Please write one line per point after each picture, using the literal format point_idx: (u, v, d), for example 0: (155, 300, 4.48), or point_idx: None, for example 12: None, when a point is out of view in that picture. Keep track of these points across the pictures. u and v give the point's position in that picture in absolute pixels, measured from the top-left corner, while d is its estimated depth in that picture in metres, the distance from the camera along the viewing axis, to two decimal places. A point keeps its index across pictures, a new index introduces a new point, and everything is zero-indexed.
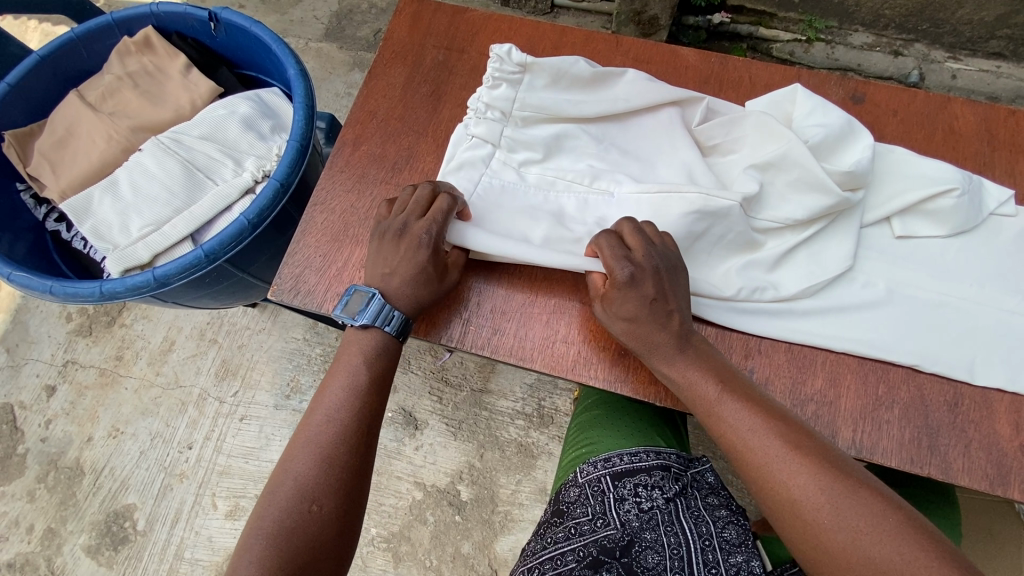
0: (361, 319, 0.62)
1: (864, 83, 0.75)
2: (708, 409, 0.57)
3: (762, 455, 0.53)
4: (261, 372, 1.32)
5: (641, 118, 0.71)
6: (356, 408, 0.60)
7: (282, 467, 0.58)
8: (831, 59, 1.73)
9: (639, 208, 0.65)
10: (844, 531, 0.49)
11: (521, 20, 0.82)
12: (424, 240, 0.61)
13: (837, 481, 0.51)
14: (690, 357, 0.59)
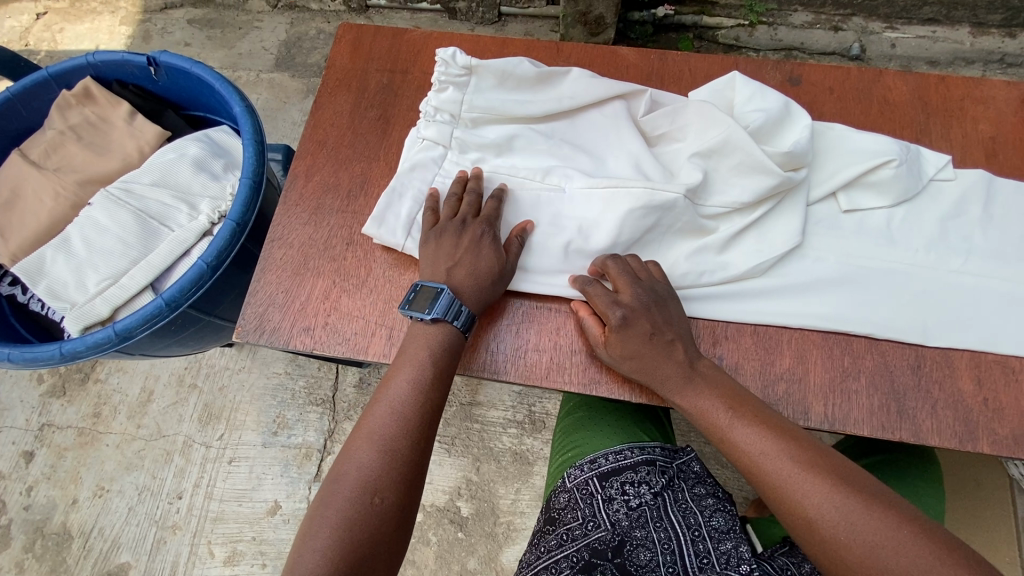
0: (432, 314, 0.61)
1: (799, 64, 0.77)
2: (719, 432, 0.59)
3: (777, 476, 0.55)
4: (245, 413, 1.30)
5: (587, 113, 0.71)
6: (423, 402, 0.59)
7: (344, 457, 0.56)
8: (775, 41, 1.79)
9: (590, 203, 0.66)
10: (867, 549, 0.49)
11: (461, 36, 0.82)
12: (485, 233, 0.64)
13: (855, 497, 0.51)
14: (696, 382, 0.60)
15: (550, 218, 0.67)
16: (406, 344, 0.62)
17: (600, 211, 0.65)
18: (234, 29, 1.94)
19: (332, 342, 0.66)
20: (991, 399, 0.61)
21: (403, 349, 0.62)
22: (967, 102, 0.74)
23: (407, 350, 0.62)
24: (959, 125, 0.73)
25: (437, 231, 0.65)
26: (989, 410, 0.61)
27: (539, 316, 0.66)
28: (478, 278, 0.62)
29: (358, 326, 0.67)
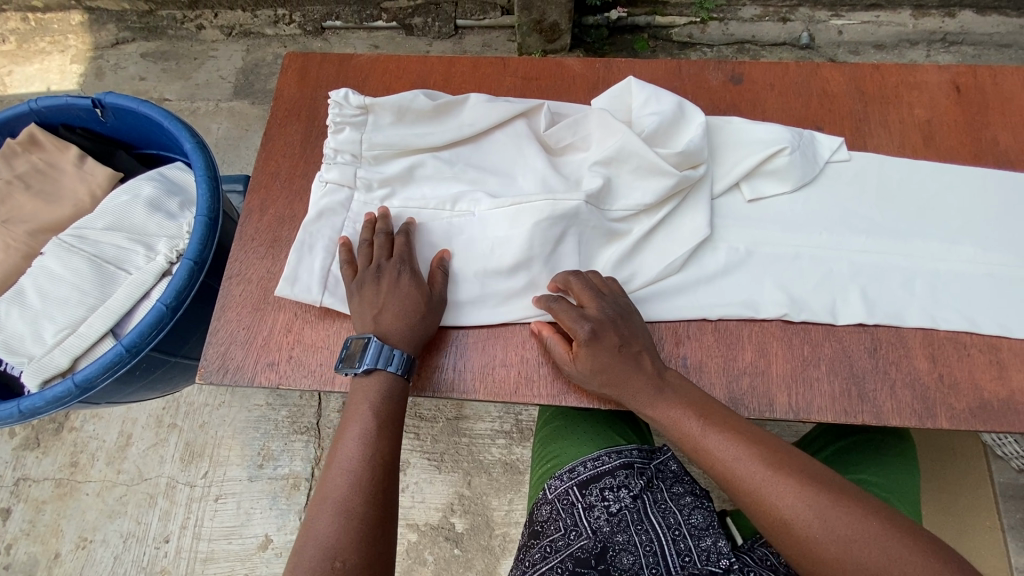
0: (365, 365, 0.62)
1: (739, 63, 0.79)
2: (692, 440, 0.59)
3: (750, 480, 0.56)
4: (228, 448, 1.27)
5: (491, 136, 0.75)
6: (376, 460, 0.60)
7: (309, 524, 0.56)
8: (727, 36, 1.83)
9: (498, 222, 0.69)
10: (840, 546, 0.51)
11: (408, 57, 0.82)
12: (404, 272, 0.66)
13: (824, 497, 0.53)
14: (667, 393, 0.61)
15: (464, 239, 0.69)
16: (350, 404, 0.63)
17: (507, 229, 0.69)
18: (189, 59, 1.92)
19: (298, 375, 0.66)
20: (946, 375, 0.63)
21: (349, 407, 0.63)
22: (902, 88, 0.76)
23: (354, 408, 0.63)
24: (896, 111, 0.75)
25: (357, 280, 0.66)
26: (945, 386, 0.63)
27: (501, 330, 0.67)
28: (407, 312, 0.64)
29: (323, 356, 0.66)
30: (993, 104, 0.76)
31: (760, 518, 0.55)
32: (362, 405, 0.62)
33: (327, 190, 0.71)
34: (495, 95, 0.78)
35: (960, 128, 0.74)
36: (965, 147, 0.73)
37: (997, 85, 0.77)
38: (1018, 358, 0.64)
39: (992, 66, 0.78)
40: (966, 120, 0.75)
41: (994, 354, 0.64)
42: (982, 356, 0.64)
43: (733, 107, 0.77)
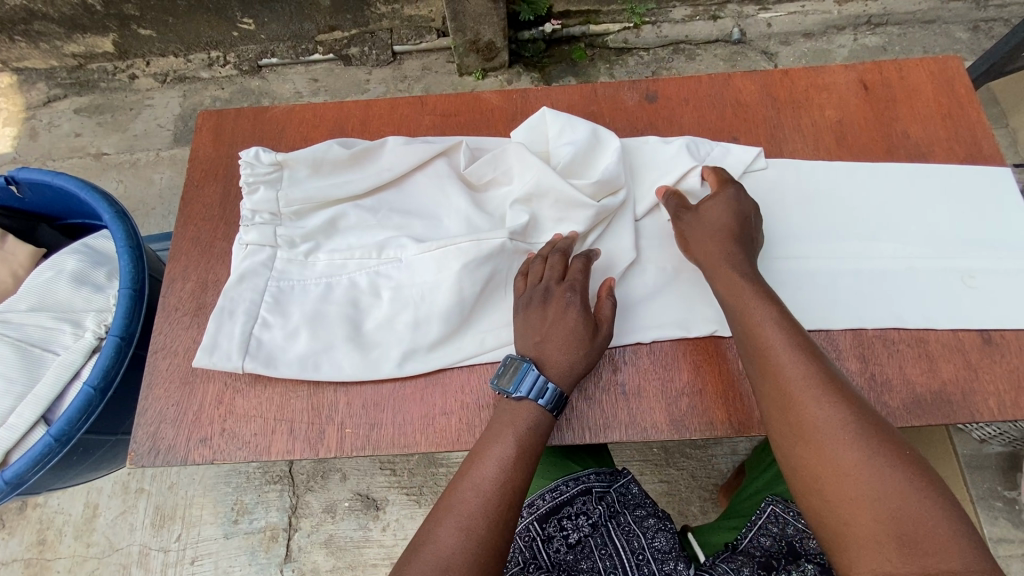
0: (517, 391, 0.60)
1: (653, 81, 0.80)
2: (749, 330, 0.58)
3: (788, 375, 0.54)
4: (200, 507, 1.23)
5: (413, 178, 0.74)
6: (511, 480, 0.56)
7: (431, 532, 0.54)
8: (662, 38, 1.87)
9: (424, 266, 0.67)
10: (860, 459, 0.48)
11: (324, 104, 0.81)
12: (572, 300, 0.62)
13: (861, 418, 0.51)
14: (755, 296, 0.60)
15: (393, 288, 0.67)
16: (496, 421, 0.60)
17: (434, 272, 0.66)
18: (124, 111, 1.87)
19: (233, 448, 0.64)
20: (878, 373, 0.64)
21: (495, 423, 0.60)
22: (812, 91, 0.77)
23: (498, 426, 0.60)
24: (808, 113, 0.76)
25: (526, 293, 0.64)
26: (878, 383, 0.64)
27: (438, 379, 0.65)
28: (569, 347, 0.61)
29: (257, 426, 0.65)
30: (900, 100, 0.76)
31: (781, 413, 0.54)
32: (509, 426, 0.59)
33: (247, 253, 0.69)
34: (413, 136, 0.77)
35: (870, 126, 0.75)
36: (876, 143, 0.74)
37: (904, 79, 0.77)
38: (945, 349, 0.64)
39: (899, 60, 0.79)
40: (876, 117, 0.76)
41: (920, 346, 0.65)
42: (909, 350, 0.65)
43: (650, 125, 0.77)
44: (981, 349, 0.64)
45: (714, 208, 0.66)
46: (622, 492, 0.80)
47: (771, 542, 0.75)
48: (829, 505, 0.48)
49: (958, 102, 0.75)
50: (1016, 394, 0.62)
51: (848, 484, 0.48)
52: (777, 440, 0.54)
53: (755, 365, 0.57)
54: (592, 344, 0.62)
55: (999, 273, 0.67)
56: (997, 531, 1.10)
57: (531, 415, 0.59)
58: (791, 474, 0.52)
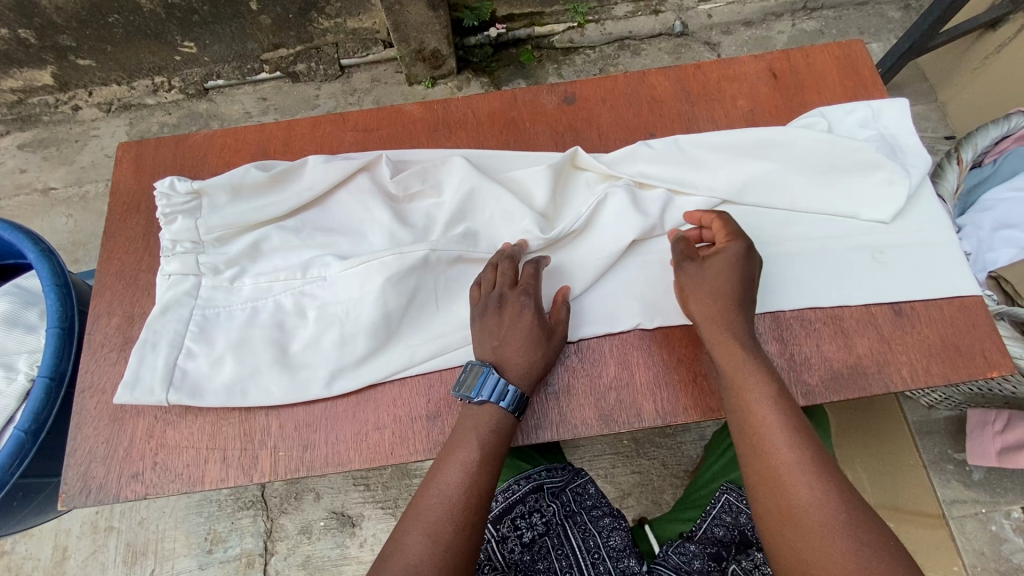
0: (479, 395, 0.60)
1: (571, 83, 0.81)
2: (742, 407, 0.57)
3: (782, 457, 0.53)
4: (173, 539, 1.20)
5: (336, 195, 0.74)
6: (477, 484, 0.57)
7: (399, 542, 0.54)
8: (606, 35, 1.90)
9: (349, 283, 0.67)
10: (849, 548, 0.49)
11: (245, 127, 0.81)
12: (527, 304, 0.63)
13: (852, 502, 0.51)
14: (749, 369, 0.58)
15: (319, 307, 0.67)
16: (459, 425, 0.61)
17: (359, 288, 0.66)
18: (69, 143, 1.84)
19: (166, 480, 0.64)
20: (797, 353, 0.66)
21: (458, 429, 0.60)
22: (724, 83, 0.79)
23: (461, 429, 0.60)
24: (721, 105, 0.78)
25: (480, 302, 0.64)
26: (798, 363, 0.66)
27: (369, 396, 0.65)
28: (527, 351, 0.61)
29: (189, 457, 0.65)
30: (808, 86, 0.78)
31: (772, 493, 0.53)
32: (472, 430, 0.59)
33: (170, 283, 0.69)
34: (335, 153, 0.78)
35: (780, 114, 0.77)
36: None
37: (810, 65, 0.79)
38: (859, 324, 0.67)
39: (804, 47, 0.81)
40: (785, 104, 0.78)
41: (836, 324, 0.67)
42: (826, 328, 0.67)
43: (569, 127, 0.79)
44: (893, 322, 0.66)
45: (716, 262, 0.62)
46: (576, 490, 0.79)
47: (725, 533, 0.75)
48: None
49: (863, 84, 0.78)
50: (927, 362, 0.65)
51: (837, 570, 0.48)
52: (765, 521, 0.53)
53: (746, 445, 0.56)
54: (548, 348, 0.63)
55: (908, 245, 0.69)
56: (950, 493, 1.13)
57: (493, 419, 0.59)
58: (776, 554, 0.52)
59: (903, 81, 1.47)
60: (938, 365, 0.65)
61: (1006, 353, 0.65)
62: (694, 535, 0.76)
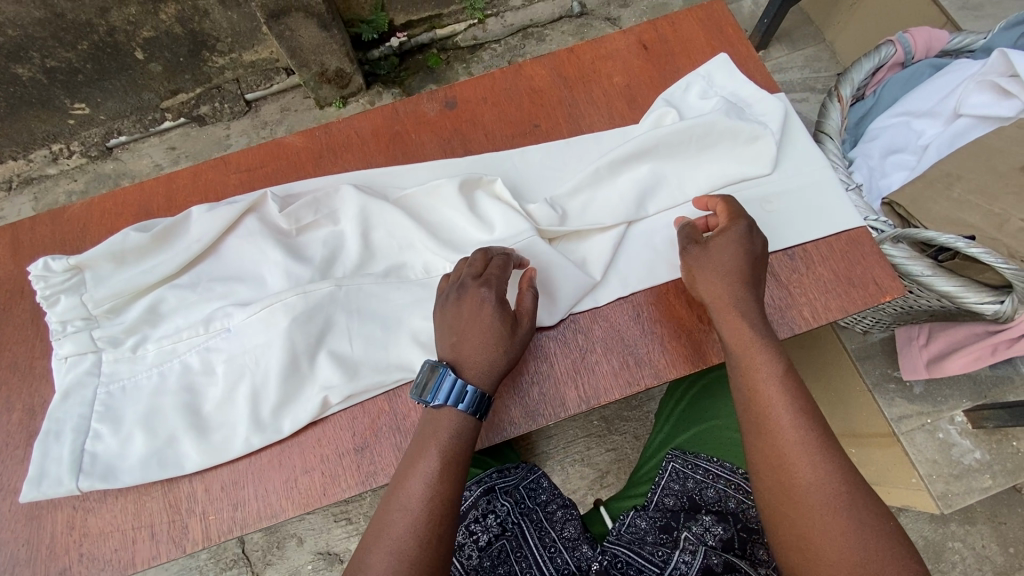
0: (434, 400, 0.58)
1: (450, 87, 0.80)
2: (752, 389, 0.59)
3: (785, 438, 0.56)
4: None
5: (227, 242, 0.71)
6: (439, 494, 0.56)
7: (362, 559, 0.54)
8: (508, 27, 1.91)
9: (252, 331, 0.65)
10: (846, 527, 0.52)
11: (123, 188, 0.78)
12: (488, 297, 0.61)
13: (848, 481, 0.54)
14: (759, 348, 0.60)
15: (225, 361, 0.65)
16: (424, 432, 0.59)
17: (263, 333, 0.65)
18: None
19: (95, 570, 0.61)
20: (704, 313, 0.67)
21: (421, 436, 0.59)
22: (597, 61, 0.80)
23: (425, 435, 0.59)
24: (597, 85, 0.79)
25: (447, 293, 0.64)
26: (706, 323, 0.67)
27: (292, 439, 0.64)
28: (485, 344, 0.59)
29: (117, 540, 0.62)
30: (678, 52, 0.80)
31: (773, 470, 0.56)
32: (432, 439, 0.58)
33: (66, 365, 0.65)
34: (219, 200, 0.75)
35: (655, 84, 0.79)
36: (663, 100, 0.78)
37: (677, 31, 0.81)
38: None
39: (669, 15, 0.82)
40: (659, 74, 0.79)
41: None
42: None
43: (454, 132, 0.78)
44: (788, 267, 0.69)
45: (720, 241, 0.63)
46: (530, 486, 0.82)
47: (675, 500, 0.76)
48: (803, 559, 0.53)
49: (728, 41, 0.80)
50: (826, 300, 0.67)
51: (831, 544, 0.52)
52: (765, 494, 0.57)
53: (753, 424, 0.59)
54: (513, 341, 0.61)
55: (791, 189, 0.72)
56: (897, 410, 1.18)
57: (454, 421, 0.58)
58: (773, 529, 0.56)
59: (791, 26, 1.51)
60: (837, 301, 0.67)
61: (897, 277, 0.67)
62: (647, 507, 0.76)
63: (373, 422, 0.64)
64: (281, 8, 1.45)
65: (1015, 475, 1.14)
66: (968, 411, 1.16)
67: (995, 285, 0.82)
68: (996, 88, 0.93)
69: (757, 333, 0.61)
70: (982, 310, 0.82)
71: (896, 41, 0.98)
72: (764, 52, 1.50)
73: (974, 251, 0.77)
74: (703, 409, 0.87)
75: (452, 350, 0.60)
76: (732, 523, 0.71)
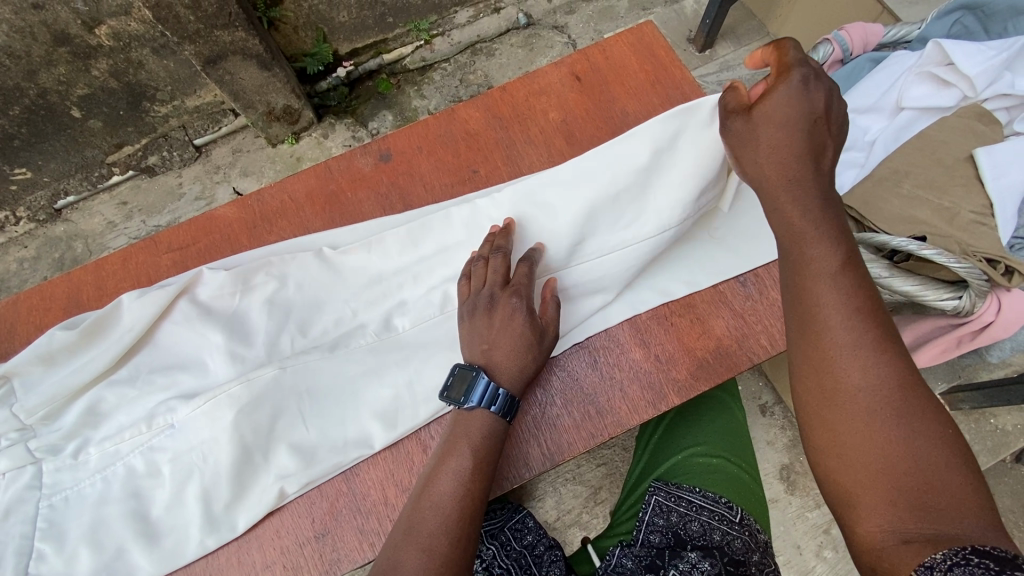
0: (468, 401, 0.59)
1: (384, 139, 0.78)
2: (802, 284, 0.50)
3: (833, 330, 0.48)
4: None
5: (162, 330, 0.68)
6: (471, 492, 0.55)
7: (392, 560, 0.51)
8: (455, 45, 1.85)
9: (196, 426, 0.62)
10: (899, 433, 0.44)
11: (52, 281, 0.74)
12: (518, 304, 0.61)
13: (904, 382, 0.46)
14: (816, 229, 0.50)
15: (171, 460, 0.63)
16: (451, 436, 0.59)
17: (206, 428, 0.62)
18: None
19: None
20: (661, 352, 0.66)
21: (448, 439, 0.59)
22: (532, 98, 0.78)
23: (453, 438, 0.58)
24: (533, 123, 0.77)
25: (472, 303, 0.64)
26: (665, 363, 0.65)
27: (247, 532, 0.62)
28: (515, 353, 0.60)
29: None
30: (612, 80, 0.78)
31: (816, 374, 0.48)
32: (463, 439, 0.57)
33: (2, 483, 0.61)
34: (153, 284, 0.72)
35: (592, 116, 0.77)
36: (602, 130, 0.77)
37: (609, 58, 0.79)
38: (711, 306, 0.67)
39: (599, 42, 0.81)
40: (595, 105, 0.78)
41: (691, 312, 0.67)
42: (682, 319, 0.67)
43: (392, 186, 0.76)
44: (742, 296, 0.68)
45: (779, 100, 0.51)
46: (516, 528, 0.80)
47: (661, 537, 0.73)
48: (849, 471, 0.45)
49: (662, 64, 0.79)
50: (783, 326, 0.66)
51: (877, 452, 0.44)
52: (805, 405, 0.49)
53: (797, 322, 0.50)
54: (541, 351, 0.61)
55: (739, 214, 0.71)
56: None
57: (485, 425, 0.58)
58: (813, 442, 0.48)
59: (735, 22, 1.51)
60: None
61: None
62: (633, 545, 0.73)
63: (332, 505, 0.62)
64: (217, 53, 1.38)
65: (994, 452, 1.15)
66: (944, 394, 1.16)
67: (952, 280, 0.82)
68: (933, 79, 0.94)
69: (816, 213, 0.50)
70: (941, 306, 0.81)
71: (832, 40, 1.00)
72: (710, 51, 1.50)
73: (928, 252, 0.76)
74: (679, 434, 0.86)
75: (484, 358, 0.60)
76: (718, 557, 0.67)
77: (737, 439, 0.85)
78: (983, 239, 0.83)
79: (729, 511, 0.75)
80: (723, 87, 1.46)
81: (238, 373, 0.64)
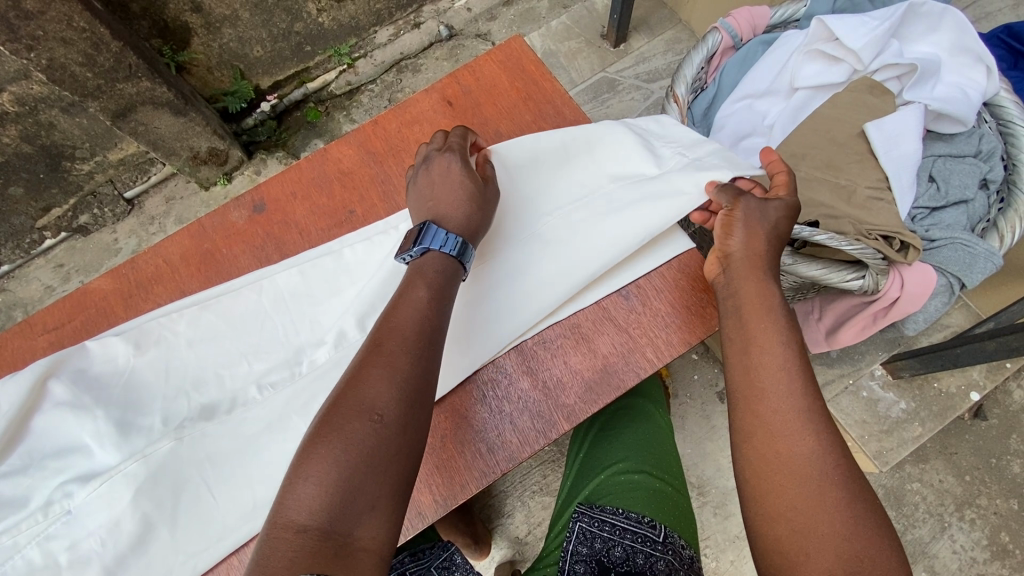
0: (422, 246, 0.60)
1: (256, 187, 0.75)
2: (752, 350, 0.56)
3: (781, 409, 0.52)
4: None
5: (35, 418, 0.64)
6: (431, 316, 0.57)
7: (355, 377, 0.52)
8: (379, 65, 1.75)
9: (94, 514, 0.60)
10: (840, 505, 0.48)
11: None
12: (453, 157, 0.65)
13: (844, 460, 0.50)
14: (759, 296, 0.58)
15: (62, 551, 0.60)
16: (403, 279, 0.60)
17: (95, 515, 0.60)
18: None
19: None
20: (549, 378, 0.65)
21: (410, 274, 0.60)
22: (405, 129, 0.77)
23: (407, 278, 0.60)
24: (406, 155, 0.76)
25: (416, 171, 0.68)
26: (554, 387, 0.64)
27: None
28: (458, 200, 0.63)
29: None
30: (483, 101, 0.77)
31: (766, 440, 0.52)
32: (424, 271, 0.60)
33: None
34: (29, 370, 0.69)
35: None
36: None
37: (479, 80, 0.78)
38: (595, 324, 0.67)
39: (469, 63, 0.79)
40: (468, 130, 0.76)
41: (576, 332, 0.66)
42: (568, 341, 0.66)
43: (268, 236, 0.74)
44: (625, 309, 0.67)
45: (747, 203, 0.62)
46: (444, 566, 0.76)
47: (585, 567, 0.70)
48: (799, 535, 0.48)
49: (532, 80, 0.77)
50: (668, 333, 0.65)
51: (822, 515, 0.48)
52: (754, 465, 0.52)
53: (741, 393, 0.55)
54: (484, 198, 0.65)
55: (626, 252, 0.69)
56: (820, 377, 1.18)
57: (436, 263, 0.60)
58: (764, 505, 0.51)
59: (646, 14, 1.50)
60: (681, 333, 0.65)
61: None
62: None
63: None
64: (124, 106, 1.30)
65: (942, 415, 1.15)
66: (885, 363, 1.16)
67: (854, 262, 0.81)
68: (822, 55, 0.94)
69: (768, 306, 0.57)
70: (848, 287, 0.79)
71: (719, 28, 0.96)
72: (625, 45, 1.48)
73: (819, 238, 0.72)
74: (602, 453, 0.85)
75: (432, 209, 0.64)
76: None
77: (656, 449, 0.84)
78: (880, 214, 0.83)
79: (653, 530, 0.72)
80: (641, 80, 1.45)
81: (130, 450, 0.62)
